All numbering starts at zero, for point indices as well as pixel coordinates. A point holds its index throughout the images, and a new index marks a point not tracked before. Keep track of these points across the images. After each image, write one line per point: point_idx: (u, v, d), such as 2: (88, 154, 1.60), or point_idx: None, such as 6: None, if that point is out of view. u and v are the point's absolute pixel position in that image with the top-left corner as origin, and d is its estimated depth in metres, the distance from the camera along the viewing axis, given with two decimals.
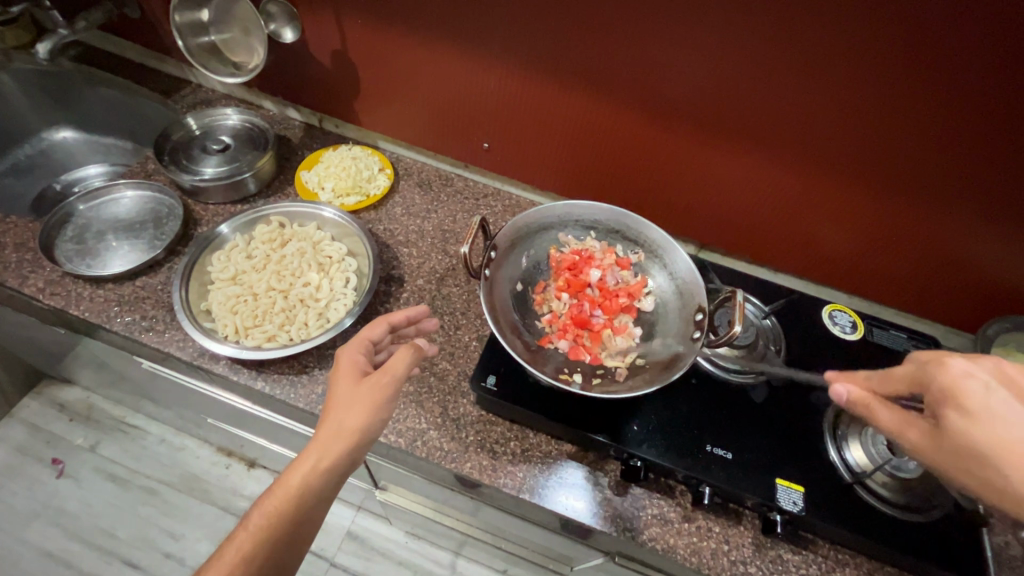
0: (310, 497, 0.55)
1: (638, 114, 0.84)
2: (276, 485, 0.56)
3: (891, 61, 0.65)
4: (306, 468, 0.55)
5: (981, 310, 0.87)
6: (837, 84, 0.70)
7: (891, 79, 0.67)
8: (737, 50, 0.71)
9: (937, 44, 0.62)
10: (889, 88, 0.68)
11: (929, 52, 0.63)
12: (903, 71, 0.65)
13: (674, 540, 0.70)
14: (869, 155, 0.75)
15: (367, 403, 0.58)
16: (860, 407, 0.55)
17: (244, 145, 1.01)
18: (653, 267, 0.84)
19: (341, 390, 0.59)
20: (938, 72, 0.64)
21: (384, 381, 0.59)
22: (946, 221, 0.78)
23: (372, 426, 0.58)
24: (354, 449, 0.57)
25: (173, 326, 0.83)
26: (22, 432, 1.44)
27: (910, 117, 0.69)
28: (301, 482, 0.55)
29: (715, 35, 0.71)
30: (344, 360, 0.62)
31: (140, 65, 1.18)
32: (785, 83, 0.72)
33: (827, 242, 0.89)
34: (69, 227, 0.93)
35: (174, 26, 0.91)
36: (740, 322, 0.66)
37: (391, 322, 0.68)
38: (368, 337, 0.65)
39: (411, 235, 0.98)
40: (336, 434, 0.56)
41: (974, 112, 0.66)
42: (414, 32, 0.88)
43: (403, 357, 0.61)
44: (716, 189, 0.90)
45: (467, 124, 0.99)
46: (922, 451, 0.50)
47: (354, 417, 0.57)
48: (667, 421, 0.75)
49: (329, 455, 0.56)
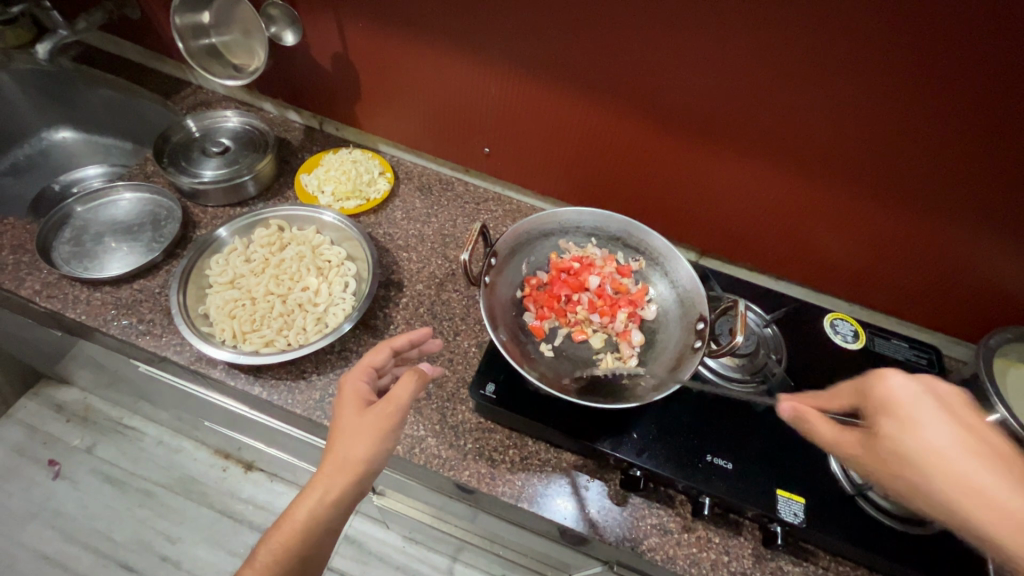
0: (317, 530, 0.55)
1: (640, 120, 0.84)
2: (281, 520, 0.55)
3: (893, 69, 0.65)
4: (312, 502, 0.55)
5: (984, 319, 0.87)
6: (839, 93, 0.69)
7: (895, 87, 0.66)
8: (739, 57, 0.71)
9: (940, 53, 0.62)
10: (892, 96, 0.67)
11: (932, 61, 0.62)
12: (906, 79, 0.65)
13: (673, 551, 0.69)
14: (872, 163, 0.75)
15: (371, 435, 0.57)
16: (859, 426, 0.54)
17: (243, 147, 1.00)
18: (653, 274, 0.83)
19: (345, 421, 0.59)
20: (941, 81, 0.64)
21: (388, 410, 0.59)
22: (949, 229, 0.78)
23: (376, 457, 0.57)
24: (359, 480, 0.57)
25: (170, 330, 0.83)
26: (20, 433, 1.44)
27: (914, 125, 0.69)
28: (307, 515, 0.55)
29: (717, 42, 0.70)
30: (347, 389, 0.62)
31: (140, 66, 1.18)
32: (787, 90, 0.71)
33: (829, 250, 0.89)
34: (66, 229, 0.92)
35: (176, 29, 0.91)
36: (742, 332, 0.66)
37: (393, 346, 0.67)
38: (371, 363, 0.65)
39: (411, 240, 0.97)
40: (340, 467, 0.56)
41: (977, 121, 0.65)
42: (416, 36, 0.87)
43: (405, 385, 0.60)
44: (719, 196, 0.89)
45: (468, 128, 0.99)
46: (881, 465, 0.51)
47: (359, 448, 0.57)
48: (667, 430, 0.74)
49: (333, 488, 0.56)
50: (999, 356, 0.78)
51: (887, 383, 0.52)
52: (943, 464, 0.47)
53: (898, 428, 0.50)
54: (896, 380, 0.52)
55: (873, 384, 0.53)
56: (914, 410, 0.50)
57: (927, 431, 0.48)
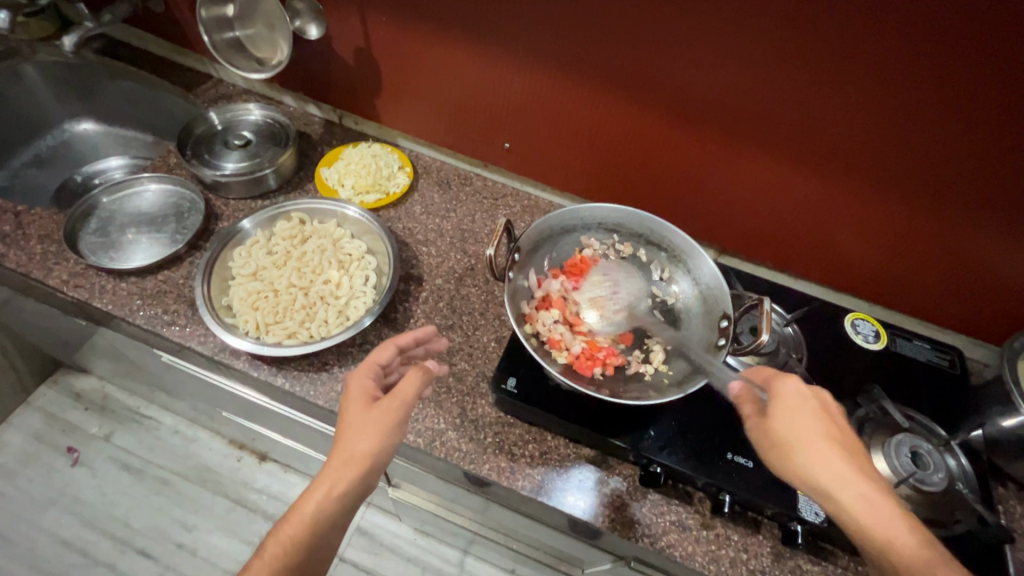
0: (325, 522, 0.56)
1: (661, 117, 0.84)
2: (290, 512, 0.57)
3: (926, 68, 0.64)
4: (320, 494, 0.56)
5: (1005, 321, 0.86)
6: (867, 90, 0.69)
7: (927, 86, 0.65)
8: (767, 55, 0.70)
9: (974, 53, 0.61)
10: (923, 96, 0.66)
11: (966, 62, 0.62)
12: (937, 79, 0.64)
13: (692, 548, 0.70)
14: (898, 164, 0.74)
15: (378, 430, 0.58)
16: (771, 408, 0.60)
17: (265, 141, 1.01)
18: (676, 272, 0.83)
19: (352, 416, 0.60)
20: (973, 82, 0.63)
21: (393, 405, 0.59)
22: (972, 231, 0.77)
23: (382, 452, 0.58)
24: (365, 475, 0.57)
25: (194, 321, 0.84)
26: (40, 420, 1.46)
27: (942, 127, 0.68)
28: (315, 507, 0.56)
29: (746, 39, 0.70)
30: (353, 386, 0.62)
31: (162, 59, 1.19)
32: (815, 89, 0.71)
33: (848, 250, 0.89)
34: (91, 219, 0.93)
35: (201, 21, 0.92)
36: (767, 330, 0.66)
37: (399, 344, 0.68)
38: (376, 361, 0.65)
39: (430, 234, 0.98)
40: (347, 461, 0.57)
41: (1007, 125, 0.65)
42: (439, 30, 0.88)
43: (411, 380, 0.61)
44: (737, 195, 0.89)
45: (487, 123, 0.99)
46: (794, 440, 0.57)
47: (365, 442, 0.57)
48: (688, 429, 0.74)
49: (340, 482, 0.56)
50: None
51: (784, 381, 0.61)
52: (806, 442, 0.56)
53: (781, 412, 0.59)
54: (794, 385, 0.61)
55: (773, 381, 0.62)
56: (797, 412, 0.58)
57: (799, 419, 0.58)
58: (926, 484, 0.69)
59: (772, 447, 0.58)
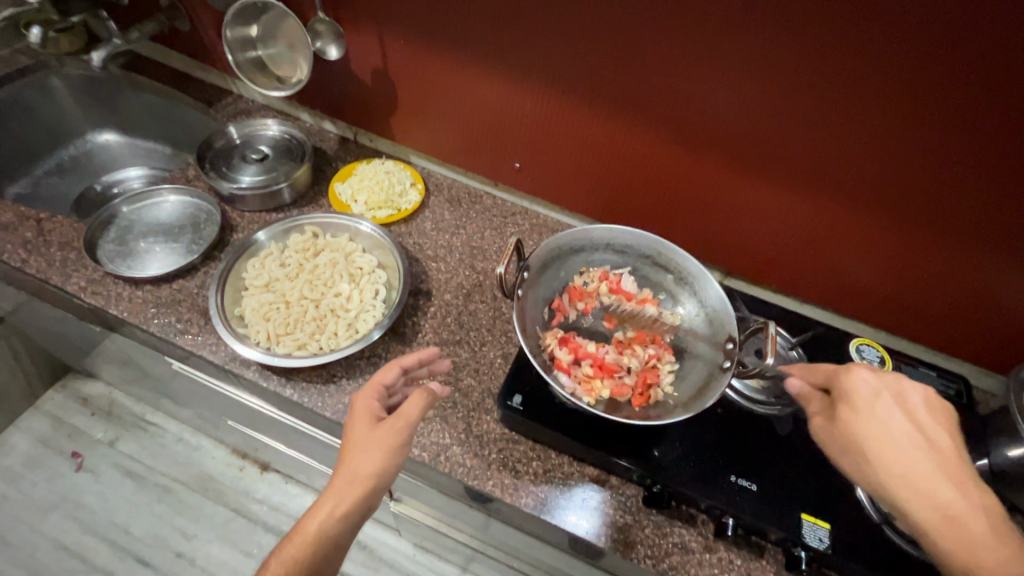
0: (328, 542, 0.57)
1: (671, 143, 0.86)
2: (293, 531, 0.57)
3: (941, 99, 0.65)
4: (323, 513, 0.57)
5: (1010, 350, 0.86)
6: (882, 119, 0.70)
7: (941, 117, 0.67)
8: (782, 83, 0.72)
9: (991, 85, 0.62)
10: (938, 125, 0.68)
11: (979, 94, 0.63)
12: (953, 109, 0.66)
13: (694, 571, 0.69)
14: (912, 192, 0.75)
15: (380, 449, 0.59)
16: (840, 404, 0.60)
17: (281, 156, 1.03)
18: (682, 293, 0.84)
19: (356, 437, 0.60)
20: (989, 113, 0.64)
21: (397, 425, 0.60)
22: (976, 258, 0.78)
23: (386, 471, 0.59)
24: (369, 494, 0.58)
25: (206, 330, 0.85)
26: (46, 424, 1.47)
27: (957, 156, 0.69)
28: (317, 527, 0.56)
29: (763, 68, 0.71)
30: (359, 405, 0.63)
31: (184, 74, 1.22)
32: (829, 116, 0.72)
33: (853, 274, 0.89)
34: (111, 228, 0.96)
35: (226, 41, 0.95)
36: (773, 354, 0.66)
37: (403, 365, 0.69)
38: (381, 381, 0.66)
39: (440, 250, 1.00)
40: (349, 481, 0.57)
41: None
42: (455, 53, 0.90)
43: (415, 402, 0.61)
44: (743, 219, 0.91)
45: (499, 143, 1.01)
46: (883, 445, 0.55)
47: (370, 462, 0.58)
48: (692, 450, 0.75)
49: (343, 502, 0.57)
50: None
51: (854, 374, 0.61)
52: (885, 442, 0.56)
53: (851, 412, 0.59)
54: (867, 382, 0.60)
55: (842, 378, 0.62)
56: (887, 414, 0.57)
57: (880, 415, 0.58)
58: None
59: (853, 448, 0.58)
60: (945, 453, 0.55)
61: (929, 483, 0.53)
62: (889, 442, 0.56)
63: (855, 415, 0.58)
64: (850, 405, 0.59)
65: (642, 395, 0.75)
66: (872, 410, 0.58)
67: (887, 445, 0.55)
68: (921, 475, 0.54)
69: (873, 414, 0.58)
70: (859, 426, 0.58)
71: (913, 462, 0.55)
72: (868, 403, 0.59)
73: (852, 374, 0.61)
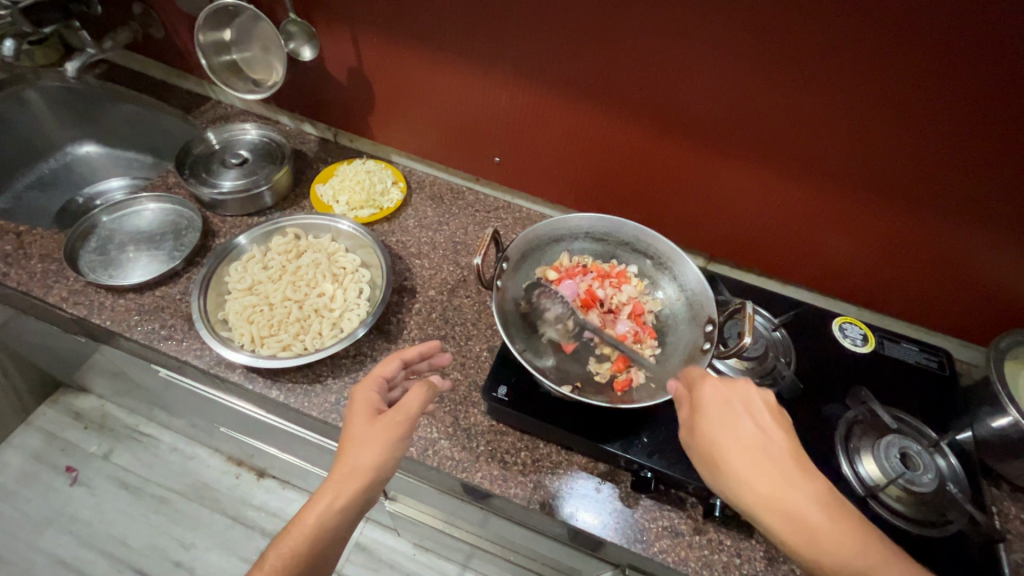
0: (326, 535, 0.56)
1: (649, 129, 0.86)
2: (291, 524, 0.57)
3: (924, 74, 0.65)
4: (322, 506, 0.57)
5: (992, 322, 0.87)
6: (865, 96, 0.70)
7: (924, 92, 0.66)
8: (760, 65, 0.72)
9: (960, 61, 0.62)
10: (922, 102, 0.67)
11: (960, 68, 0.63)
12: (926, 87, 0.66)
13: (685, 553, 0.70)
14: (896, 169, 0.75)
15: (381, 443, 0.59)
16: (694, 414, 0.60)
17: (262, 159, 1.03)
18: (663, 278, 0.84)
19: (356, 429, 0.60)
20: (967, 87, 0.64)
21: (397, 418, 0.60)
22: (954, 231, 0.78)
23: (385, 464, 0.59)
24: (368, 487, 0.58)
25: (191, 335, 0.85)
26: (39, 440, 1.47)
27: (937, 131, 0.69)
28: (317, 520, 0.56)
29: (736, 50, 0.71)
30: (358, 398, 0.63)
31: (162, 82, 1.22)
32: (812, 96, 0.72)
33: (834, 253, 0.90)
34: (92, 238, 0.96)
35: (199, 46, 0.95)
36: (750, 333, 0.66)
37: (404, 358, 0.69)
38: (382, 374, 0.66)
39: (423, 247, 1.00)
40: (350, 474, 0.57)
41: (994, 128, 0.66)
42: (428, 49, 0.90)
43: (417, 394, 0.62)
44: (724, 203, 0.91)
45: (477, 137, 1.01)
46: (731, 450, 0.56)
47: (370, 455, 0.58)
48: (678, 433, 0.75)
49: (343, 494, 0.57)
50: (1010, 358, 0.79)
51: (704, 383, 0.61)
52: (736, 445, 0.56)
53: (705, 419, 0.58)
54: (714, 388, 0.60)
55: (696, 384, 0.62)
56: (716, 408, 0.59)
57: (734, 421, 0.58)
58: (916, 485, 0.69)
59: (704, 457, 0.58)
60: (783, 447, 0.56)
61: (777, 484, 0.53)
62: (736, 444, 0.56)
63: (707, 424, 0.58)
64: (702, 415, 0.59)
65: (623, 377, 0.75)
66: (725, 418, 0.58)
67: (726, 451, 0.56)
68: (770, 480, 0.54)
69: (721, 421, 0.58)
70: (711, 434, 0.57)
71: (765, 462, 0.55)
72: (718, 410, 0.59)
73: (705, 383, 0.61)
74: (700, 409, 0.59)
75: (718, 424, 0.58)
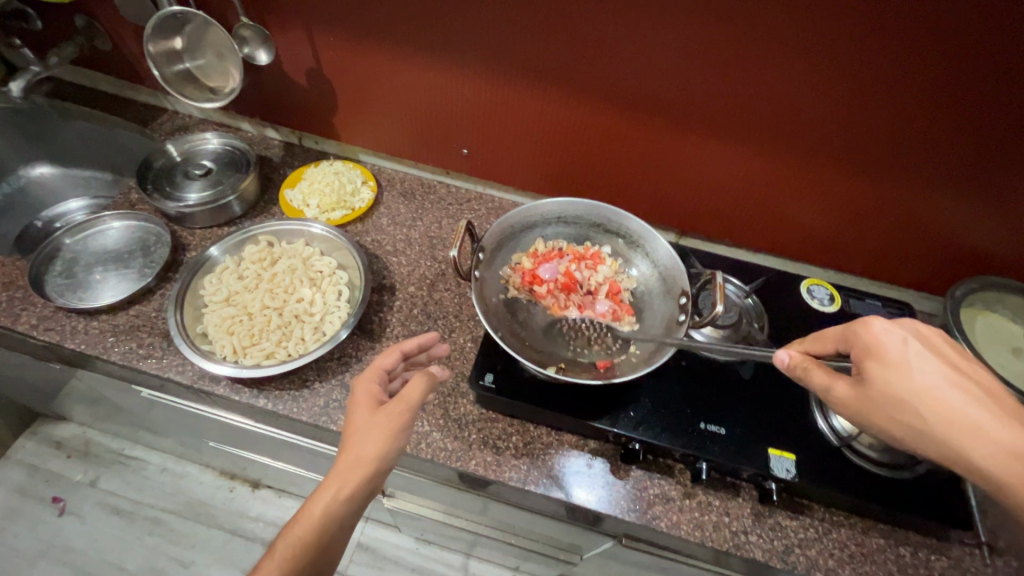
0: (331, 525, 0.57)
1: (613, 110, 0.87)
2: (298, 514, 0.57)
3: (873, 40, 0.67)
4: (327, 496, 0.57)
5: (947, 272, 0.92)
6: (824, 67, 0.72)
7: (872, 58, 0.69)
8: (717, 41, 0.73)
9: (904, 25, 0.65)
10: (882, 69, 0.70)
11: (904, 32, 0.65)
12: (873, 52, 0.68)
13: (676, 517, 0.73)
14: (862, 137, 0.78)
15: (383, 432, 0.60)
16: (867, 362, 0.54)
17: (226, 168, 1.02)
18: (636, 256, 0.87)
19: (359, 420, 0.61)
20: (912, 50, 0.67)
21: (399, 409, 0.61)
22: (908, 189, 0.82)
23: (388, 454, 0.59)
24: (373, 476, 0.59)
25: (171, 352, 0.84)
26: (21, 473, 1.43)
27: (887, 94, 0.72)
28: (322, 510, 0.57)
29: (693, 27, 0.73)
30: (360, 390, 0.64)
31: (113, 96, 1.19)
32: (779, 70, 0.74)
33: (798, 218, 0.93)
34: (56, 262, 0.93)
35: (150, 57, 0.92)
36: (722, 302, 0.69)
37: (404, 349, 0.69)
38: (382, 365, 0.67)
39: (399, 244, 1.00)
40: (354, 464, 0.58)
41: (939, 88, 0.69)
42: (387, 46, 0.90)
43: (416, 386, 0.63)
44: (690, 177, 0.93)
45: (445, 131, 1.01)
46: (922, 397, 0.50)
47: (373, 445, 0.59)
48: (662, 404, 0.77)
49: (348, 483, 0.58)
50: (966, 307, 0.84)
51: (874, 329, 0.54)
52: (934, 394, 0.50)
53: (885, 367, 0.53)
54: (887, 328, 0.54)
55: (857, 330, 0.56)
56: (896, 350, 0.53)
57: (914, 367, 0.52)
58: None
59: (888, 410, 0.52)
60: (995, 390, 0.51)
61: (992, 434, 0.48)
62: (921, 394, 0.51)
63: (895, 373, 0.52)
64: (881, 363, 0.53)
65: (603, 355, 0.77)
66: (902, 363, 0.52)
67: (926, 399, 0.50)
68: (982, 426, 0.49)
69: (902, 366, 0.52)
70: (900, 384, 0.51)
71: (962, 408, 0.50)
72: (901, 355, 0.53)
73: (869, 325, 0.55)
74: (876, 354, 0.54)
75: (902, 371, 0.52)
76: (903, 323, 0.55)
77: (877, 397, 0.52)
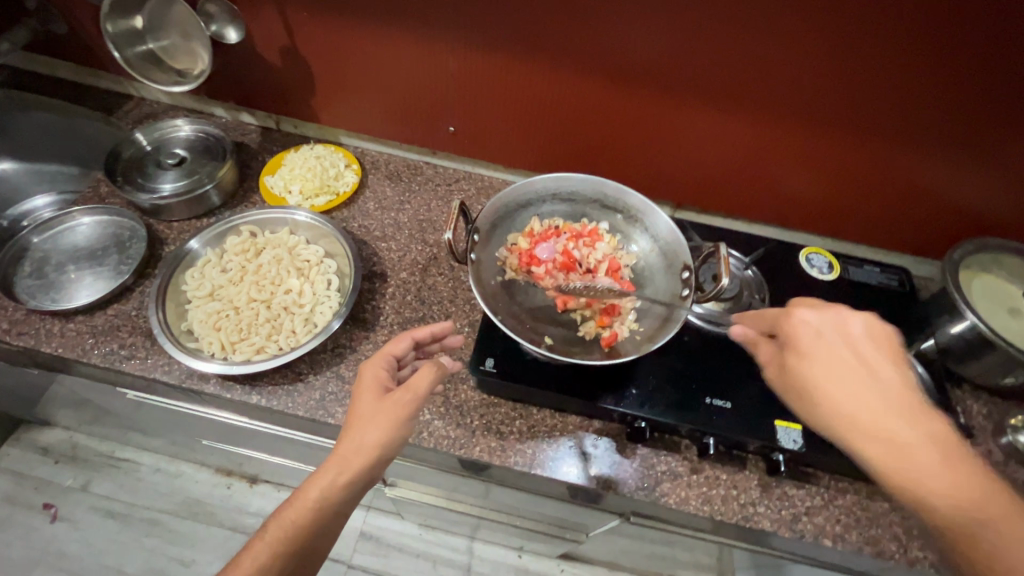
0: (327, 511, 0.56)
1: (603, 81, 0.84)
2: (294, 496, 0.56)
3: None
4: (324, 482, 0.55)
5: (943, 235, 0.91)
6: (820, 27, 0.69)
7: (869, 16, 0.67)
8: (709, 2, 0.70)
9: None
10: (880, 28, 0.68)
11: None
12: (870, 10, 0.66)
13: (685, 493, 0.72)
14: (861, 99, 0.76)
15: (387, 420, 0.57)
16: (787, 350, 0.60)
17: (201, 156, 0.97)
18: (635, 231, 0.84)
19: (361, 406, 0.59)
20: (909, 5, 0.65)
21: (404, 398, 0.59)
22: (904, 152, 0.81)
23: (391, 442, 0.57)
24: (375, 464, 0.57)
25: (155, 351, 0.81)
26: (8, 481, 1.39)
27: (883, 54, 0.70)
28: (319, 495, 0.55)
29: None
30: (367, 375, 0.62)
31: (69, 82, 1.11)
32: (776, 32, 0.71)
33: (794, 185, 0.92)
34: (26, 262, 0.88)
35: (108, 37, 0.86)
36: (727, 275, 0.67)
37: (415, 337, 0.67)
38: (391, 352, 0.65)
39: (388, 229, 0.96)
40: (354, 451, 0.56)
41: (937, 45, 0.67)
42: (364, 19, 0.85)
43: (425, 375, 0.60)
44: (684, 148, 0.91)
45: (429, 109, 0.97)
46: (823, 383, 0.56)
47: (375, 432, 0.57)
48: (666, 381, 0.76)
49: (347, 470, 0.55)
50: (964, 268, 0.82)
51: (795, 318, 0.61)
52: (831, 380, 0.56)
53: (796, 355, 0.59)
54: (807, 319, 0.60)
55: (784, 318, 0.62)
56: (808, 340, 0.59)
57: (819, 358, 0.57)
58: None
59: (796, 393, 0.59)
60: (897, 385, 0.55)
61: (880, 417, 0.53)
62: (824, 378, 0.56)
63: (802, 360, 0.58)
64: (796, 351, 0.59)
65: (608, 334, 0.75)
66: (813, 351, 0.58)
67: (820, 385, 0.56)
68: (868, 413, 0.54)
69: (815, 354, 0.58)
70: (806, 368, 0.58)
71: (853, 396, 0.55)
72: (811, 344, 0.59)
73: (794, 314, 0.61)
74: (794, 341, 0.60)
75: (812, 358, 0.58)
76: (827, 312, 0.60)
77: (792, 379, 0.59)
